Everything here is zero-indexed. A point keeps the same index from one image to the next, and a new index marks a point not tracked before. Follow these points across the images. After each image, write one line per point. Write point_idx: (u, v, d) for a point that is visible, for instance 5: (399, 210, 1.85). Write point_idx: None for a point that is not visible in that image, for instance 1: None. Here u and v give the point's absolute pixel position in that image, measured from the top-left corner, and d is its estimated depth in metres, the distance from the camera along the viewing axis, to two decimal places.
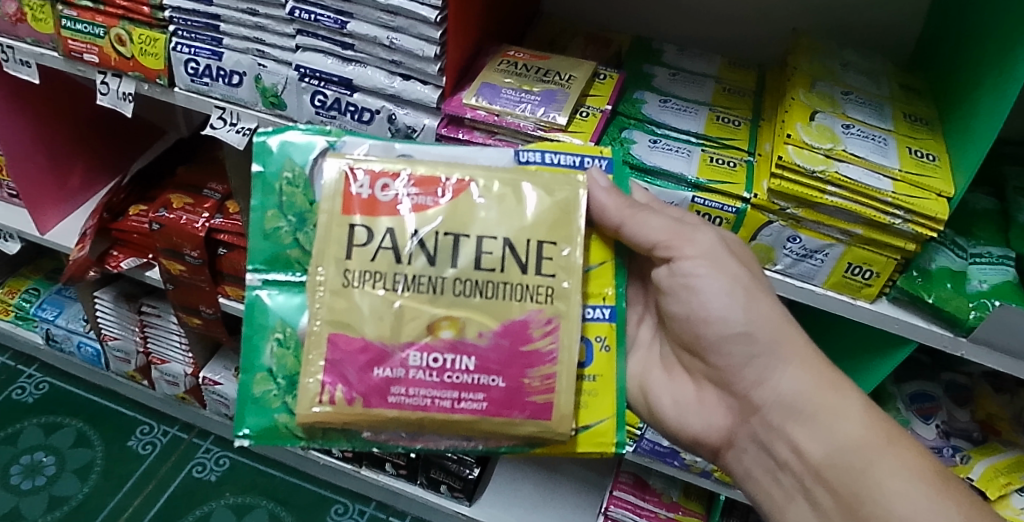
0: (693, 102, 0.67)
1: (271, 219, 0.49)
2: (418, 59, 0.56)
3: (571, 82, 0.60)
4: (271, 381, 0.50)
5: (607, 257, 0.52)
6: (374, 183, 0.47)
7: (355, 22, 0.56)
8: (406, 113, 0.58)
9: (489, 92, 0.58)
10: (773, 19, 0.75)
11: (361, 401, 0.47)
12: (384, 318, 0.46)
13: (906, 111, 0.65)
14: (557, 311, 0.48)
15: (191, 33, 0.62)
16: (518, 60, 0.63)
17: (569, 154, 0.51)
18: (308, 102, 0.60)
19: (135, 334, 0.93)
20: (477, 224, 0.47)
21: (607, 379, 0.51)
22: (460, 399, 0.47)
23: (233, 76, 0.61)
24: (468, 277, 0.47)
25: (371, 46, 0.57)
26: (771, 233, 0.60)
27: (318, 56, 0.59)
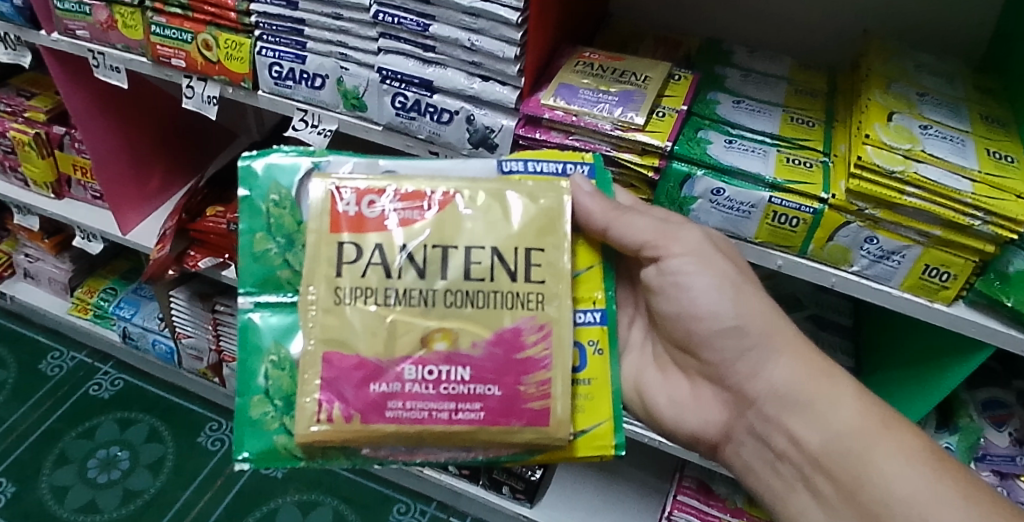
0: (765, 103, 0.67)
1: (259, 241, 0.51)
2: (498, 60, 0.57)
3: (647, 83, 0.61)
4: (268, 403, 0.50)
5: (594, 261, 0.52)
6: (360, 200, 0.48)
7: (437, 25, 0.58)
8: (484, 114, 0.60)
9: (566, 93, 0.59)
10: (842, 20, 0.75)
11: (358, 417, 0.47)
12: (376, 333, 0.47)
13: (983, 112, 0.64)
14: (549, 316, 0.48)
15: (275, 38, 0.64)
16: (593, 61, 0.64)
17: (552, 161, 0.52)
18: (389, 104, 0.62)
19: (208, 333, 0.95)
20: (464, 236, 0.48)
21: (602, 382, 0.51)
22: (457, 409, 0.47)
23: (316, 79, 0.64)
24: (458, 288, 0.47)
25: (451, 48, 0.59)
26: (848, 234, 0.60)
27: (399, 59, 0.61)
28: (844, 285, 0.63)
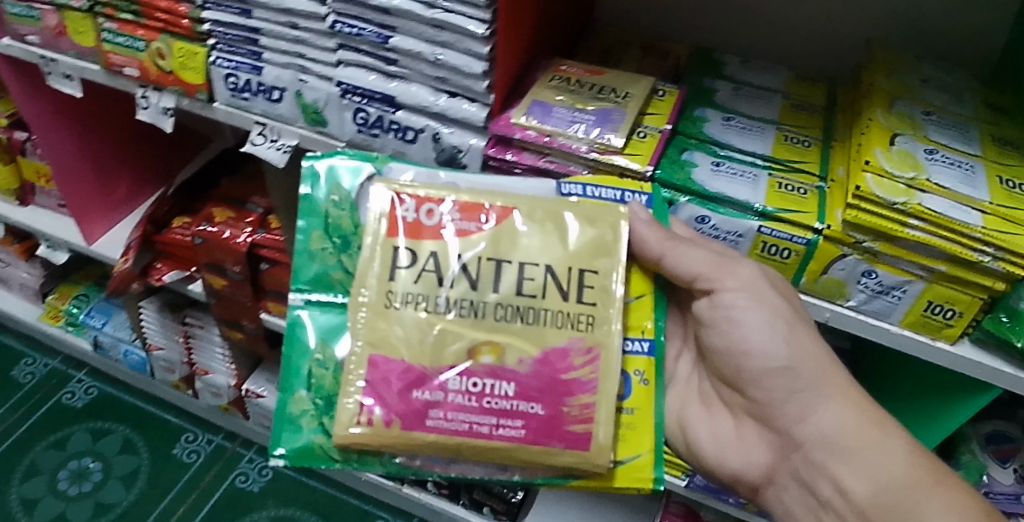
0: (758, 121, 0.62)
1: (315, 239, 0.48)
2: (462, 77, 0.53)
3: (628, 100, 0.57)
4: (309, 400, 0.47)
5: (646, 290, 0.49)
6: (420, 207, 0.46)
7: (398, 36, 0.54)
8: (451, 132, 0.56)
9: (539, 111, 0.55)
10: (846, 25, 0.69)
11: (399, 423, 0.45)
12: (422, 342, 0.45)
13: (991, 131, 0.59)
14: (597, 339, 0.45)
15: (230, 47, 0.62)
16: (569, 75, 0.60)
17: (610, 187, 0.49)
18: (350, 119, 0.59)
19: (178, 344, 0.97)
20: (519, 251, 0.46)
21: (647, 413, 0.48)
22: (498, 425, 0.45)
23: (274, 91, 0.61)
24: (509, 302, 0.45)
25: (415, 62, 0.55)
26: (844, 266, 0.55)
27: (360, 72, 0.58)
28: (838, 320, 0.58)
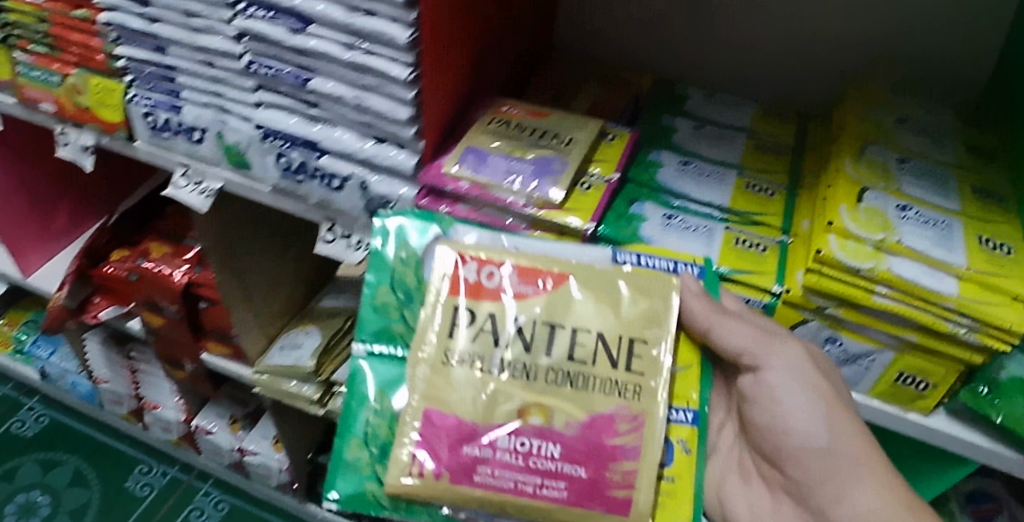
0: (714, 161, 0.88)
1: (382, 293, 0.70)
2: (389, 119, 0.74)
3: (570, 146, 0.78)
4: (365, 450, 0.69)
5: (692, 361, 0.70)
6: (481, 270, 0.66)
7: (318, 75, 0.75)
8: (373, 177, 0.79)
9: (469, 161, 0.75)
10: (826, 62, 0.98)
11: (447, 477, 0.64)
12: (478, 403, 0.64)
13: (972, 183, 0.79)
14: (642, 408, 0.64)
15: (150, 85, 0.88)
16: (508, 115, 0.82)
17: (665, 260, 0.71)
18: (271, 160, 0.84)
19: (124, 377, 1.37)
20: (573, 316, 0.66)
21: (684, 482, 0.67)
22: (542, 486, 0.63)
23: (193, 130, 0.88)
24: (560, 367, 0.64)
25: (328, 98, 0.76)
26: (808, 330, 0.75)
27: (280, 114, 0.81)
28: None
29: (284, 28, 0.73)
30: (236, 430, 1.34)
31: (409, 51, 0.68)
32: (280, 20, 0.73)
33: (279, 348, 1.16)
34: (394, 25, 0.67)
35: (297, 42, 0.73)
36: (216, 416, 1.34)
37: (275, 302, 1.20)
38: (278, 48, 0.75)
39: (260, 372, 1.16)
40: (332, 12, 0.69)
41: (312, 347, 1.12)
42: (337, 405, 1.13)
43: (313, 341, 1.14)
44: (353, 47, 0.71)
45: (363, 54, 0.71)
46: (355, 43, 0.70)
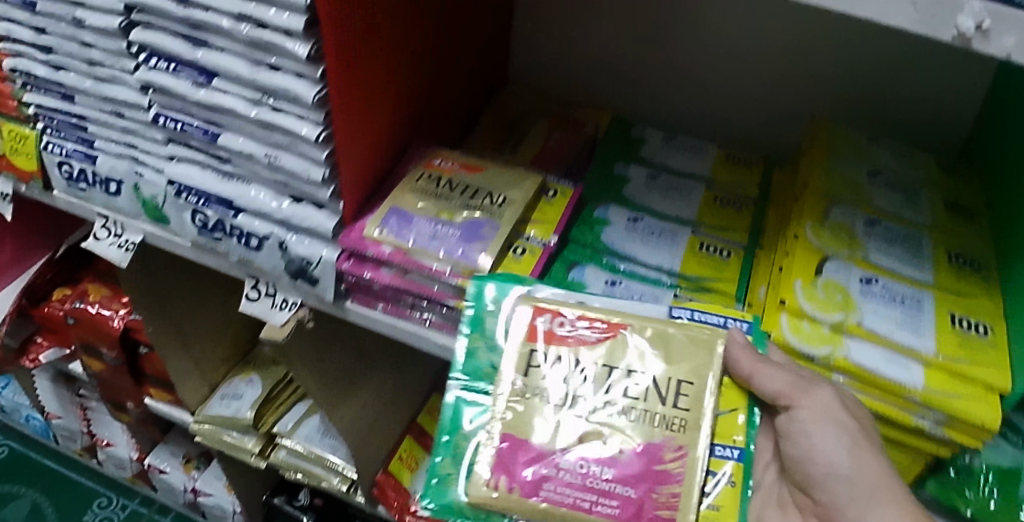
0: (670, 218, 0.88)
1: (473, 342, 0.69)
2: (304, 179, 0.76)
3: (503, 210, 0.80)
4: (455, 466, 0.67)
5: (737, 403, 0.66)
6: (552, 319, 0.67)
7: (228, 133, 0.76)
8: (293, 238, 0.81)
9: (393, 225, 0.78)
10: (794, 105, 0.97)
11: (519, 490, 0.63)
12: (547, 429, 0.64)
13: (949, 247, 0.81)
14: (687, 440, 0.63)
15: (62, 134, 0.85)
16: (441, 170, 0.83)
17: (714, 315, 0.68)
18: (190, 219, 0.83)
19: (75, 417, 1.22)
20: (626, 359, 0.65)
21: (728, 510, 0.63)
22: (598, 502, 0.62)
23: (109, 182, 0.84)
24: (618, 402, 0.64)
25: (244, 159, 0.78)
26: None
27: (195, 171, 0.81)
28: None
29: (187, 81, 0.74)
30: (190, 471, 1.22)
31: (317, 108, 0.71)
32: (183, 73, 0.74)
33: (220, 398, 1.08)
34: (302, 80, 0.70)
35: (202, 98, 0.74)
36: (171, 454, 1.23)
37: (219, 345, 1.10)
38: (182, 101, 0.76)
39: (200, 422, 1.07)
40: (234, 68, 0.71)
41: (254, 398, 1.06)
42: (280, 458, 1.07)
43: (254, 392, 1.08)
44: (260, 102, 0.73)
45: (270, 111, 0.73)
46: (263, 100, 0.73)
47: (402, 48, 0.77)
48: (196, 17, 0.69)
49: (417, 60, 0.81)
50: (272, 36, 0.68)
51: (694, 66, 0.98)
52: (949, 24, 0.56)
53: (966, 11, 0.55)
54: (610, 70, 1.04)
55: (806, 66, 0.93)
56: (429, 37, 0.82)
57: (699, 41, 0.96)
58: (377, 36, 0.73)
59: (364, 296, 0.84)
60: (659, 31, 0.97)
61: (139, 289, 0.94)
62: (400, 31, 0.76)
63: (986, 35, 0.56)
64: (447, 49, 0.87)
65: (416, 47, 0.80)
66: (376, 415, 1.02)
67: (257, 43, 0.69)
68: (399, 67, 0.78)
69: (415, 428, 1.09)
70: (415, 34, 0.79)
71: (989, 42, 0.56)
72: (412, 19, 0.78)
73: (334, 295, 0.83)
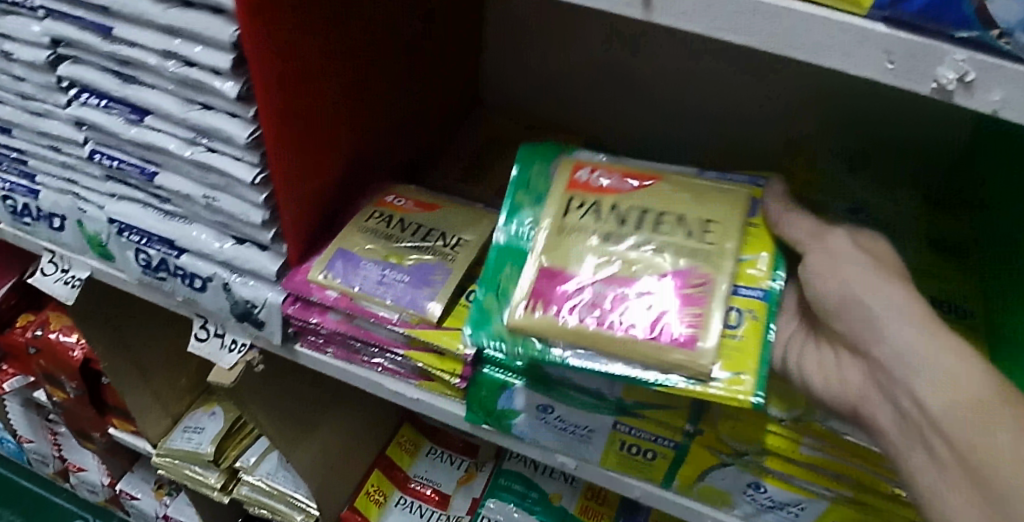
0: None
1: (520, 198, 0.67)
2: (244, 222, 0.72)
3: (457, 253, 0.75)
4: (497, 299, 0.65)
5: (766, 247, 0.63)
6: (593, 172, 0.66)
7: (164, 172, 0.72)
8: (238, 279, 0.77)
9: (337, 268, 0.74)
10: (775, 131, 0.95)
11: (547, 303, 0.60)
12: (567, 235, 0.63)
13: (931, 291, 0.78)
14: (712, 271, 0.60)
15: (7, 169, 0.82)
16: (395, 209, 0.79)
17: (741, 176, 0.67)
18: (133, 257, 0.79)
19: (47, 441, 1.20)
20: (667, 200, 0.64)
21: (749, 342, 0.59)
22: (628, 328, 0.58)
23: (52, 218, 0.81)
24: (650, 232, 0.62)
25: (183, 199, 0.74)
26: (724, 476, 0.75)
27: (135, 209, 0.77)
28: (582, 470, 0.80)
29: (120, 118, 0.70)
30: (161, 497, 1.17)
31: (252, 148, 0.67)
32: (116, 110, 0.70)
33: (182, 430, 1.06)
34: (235, 120, 0.66)
35: (134, 136, 0.70)
36: (142, 480, 1.19)
37: (184, 374, 1.08)
38: (117, 139, 0.72)
39: (162, 455, 1.05)
40: (165, 106, 0.67)
41: (214, 433, 1.04)
42: (241, 494, 1.04)
43: (215, 426, 1.05)
44: (194, 142, 0.69)
45: (205, 151, 0.69)
46: (196, 140, 0.68)
47: (351, 90, 0.73)
48: (122, 53, 0.65)
49: (371, 99, 0.77)
50: (200, 75, 0.64)
51: (676, 91, 0.97)
52: (927, 76, 0.48)
53: (947, 63, 0.47)
54: (585, 97, 1.03)
55: (788, 92, 0.92)
56: (383, 74, 0.78)
57: (680, 68, 0.95)
58: (319, 82, 0.69)
59: (312, 340, 0.80)
60: (638, 57, 0.95)
61: (98, 320, 0.91)
62: (348, 74, 0.72)
63: (971, 88, 0.48)
64: (407, 83, 0.83)
65: (369, 86, 0.76)
66: (337, 454, 1.01)
67: (186, 82, 0.65)
68: (350, 109, 0.74)
69: (382, 462, 1.12)
70: (365, 74, 0.75)
71: (974, 96, 0.48)
72: (362, 60, 0.74)
73: (282, 337, 0.80)
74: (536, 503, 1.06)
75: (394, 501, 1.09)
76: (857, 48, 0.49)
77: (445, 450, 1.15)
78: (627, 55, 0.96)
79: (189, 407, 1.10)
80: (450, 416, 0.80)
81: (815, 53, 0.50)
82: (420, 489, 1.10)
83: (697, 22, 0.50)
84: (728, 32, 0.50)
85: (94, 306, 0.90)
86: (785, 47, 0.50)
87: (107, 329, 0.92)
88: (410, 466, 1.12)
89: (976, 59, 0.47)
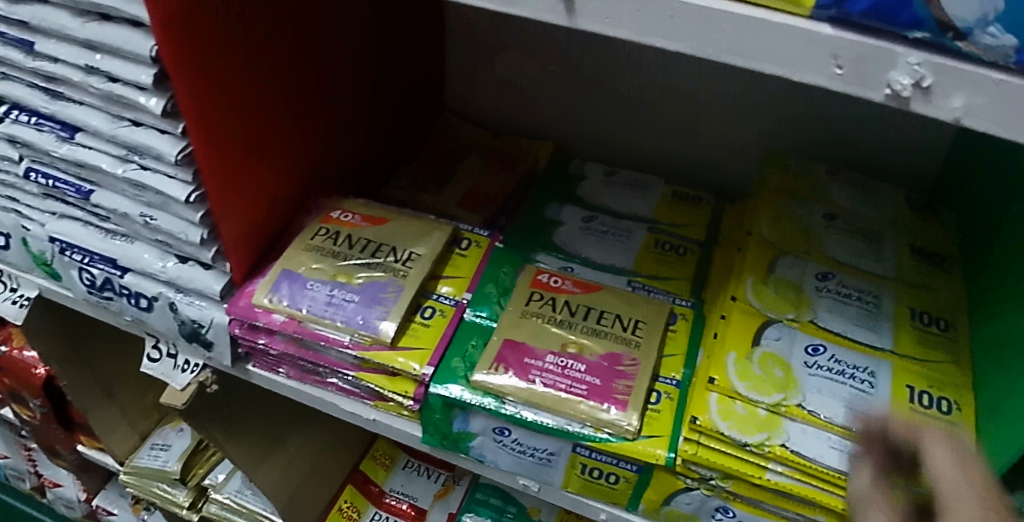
0: (606, 265, 0.83)
1: (488, 286, 0.77)
2: (182, 240, 0.69)
3: (409, 270, 0.74)
4: (461, 361, 0.71)
5: (687, 310, 0.78)
6: (556, 278, 0.78)
7: (100, 190, 0.70)
8: (183, 298, 0.74)
9: (282, 291, 0.71)
10: (751, 140, 0.93)
11: (513, 371, 0.69)
12: (537, 334, 0.72)
13: (912, 304, 0.76)
14: (641, 354, 0.72)
15: None
16: (341, 224, 0.78)
17: (664, 290, 0.80)
18: (78, 277, 0.76)
19: (20, 457, 1.19)
20: (606, 291, 0.78)
21: (669, 411, 0.69)
22: (571, 385, 0.68)
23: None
24: (593, 326, 0.73)
25: (121, 217, 0.71)
26: (693, 499, 0.71)
27: (76, 228, 0.74)
28: (545, 492, 0.78)
29: (51, 135, 0.68)
30: (138, 513, 1.14)
31: (183, 166, 0.63)
32: (47, 127, 0.68)
33: (148, 448, 1.05)
34: (165, 136, 0.63)
35: (65, 154, 0.67)
36: (119, 495, 1.17)
37: (151, 389, 1.07)
38: (50, 156, 0.70)
39: (129, 473, 1.04)
40: (93, 122, 0.64)
41: (181, 450, 1.03)
42: (211, 512, 1.01)
43: (183, 442, 1.05)
44: (126, 159, 0.66)
45: (138, 168, 0.66)
46: (128, 157, 0.66)
47: (291, 108, 0.71)
48: (46, 69, 0.63)
49: (314, 114, 0.75)
50: (123, 91, 0.61)
51: (650, 99, 0.94)
52: (880, 82, 0.43)
53: (900, 66, 0.42)
54: (557, 102, 1.00)
55: (764, 94, 0.89)
56: (326, 88, 0.76)
57: (653, 73, 0.92)
58: (266, 102, 0.67)
59: (263, 360, 0.77)
60: (610, 63, 0.93)
61: (58, 335, 0.89)
62: (287, 93, 0.70)
63: (929, 94, 0.42)
64: (352, 94, 0.81)
65: (311, 101, 0.74)
66: (305, 472, 0.98)
67: (112, 97, 0.62)
68: (291, 127, 0.72)
69: (356, 477, 1.08)
70: (306, 90, 0.73)
71: (932, 102, 0.42)
72: (303, 76, 0.71)
73: (231, 358, 0.77)
74: (514, 519, 1.01)
75: (369, 517, 1.05)
76: (800, 52, 0.43)
77: (422, 463, 1.11)
78: (598, 61, 0.93)
79: (157, 424, 1.08)
80: (407, 437, 0.77)
81: (753, 59, 0.44)
82: (396, 503, 1.07)
83: (624, 27, 0.45)
84: (658, 36, 0.45)
85: (51, 324, 0.88)
86: (721, 52, 0.45)
87: (65, 348, 0.90)
88: (386, 480, 1.09)
89: (932, 62, 0.41)
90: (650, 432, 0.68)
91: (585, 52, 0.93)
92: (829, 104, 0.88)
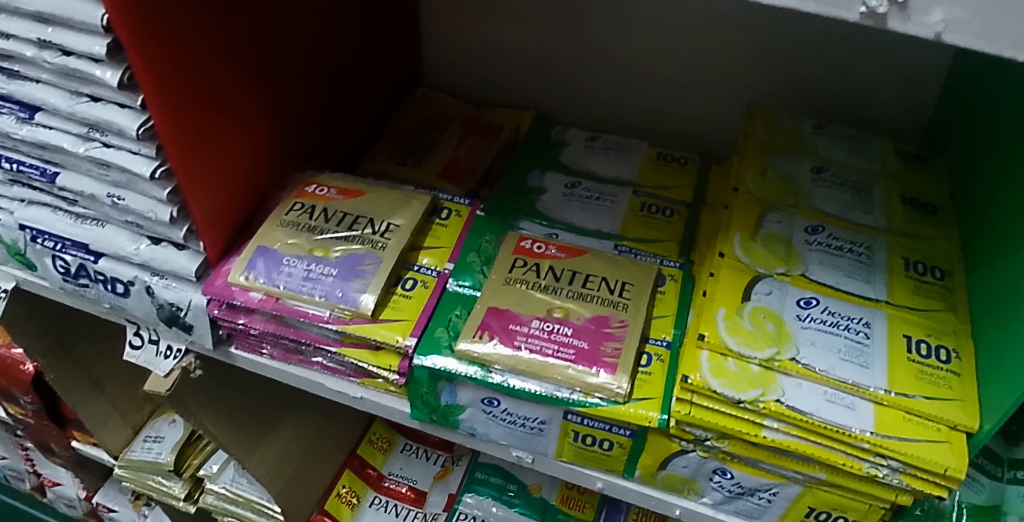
0: (591, 230, 0.81)
1: (471, 256, 0.76)
2: (152, 220, 0.67)
3: (388, 241, 0.72)
4: (445, 331, 0.69)
5: (675, 271, 0.76)
6: (540, 244, 0.76)
7: (67, 173, 0.68)
8: (160, 282, 0.72)
9: (259, 268, 0.70)
10: (734, 97, 0.91)
11: (497, 338, 0.67)
12: (522, 301, 0.70)
13: (906, 253, 0.74)
14: (629, 316, 0.70)
15: None
16: (316, 199, 0.76)
17: (650, 252, 0.78)
18: (52, 265, 0.74)
19: (19, 456, 1.19)
20: (593, 255, 0.76)
21: (661, 372, 0.68)
22: (558, 349, 0.66)
23: None
24: (578, 290, 0.71)
25: (90, 200, 0.70)
26: (688, 461, 0.69)
27: (47, 215, 0.73)
28: (539, 464, 0.76)
29: (13, 117, 0.67)
30: (139, 508, 1.13)
31: (147, 140, 0.62)
32: (7, 109, 0.67)
33: (142, 441, 1.04)
34: (125, 111, 0.61)
35: (26, 135, 0.66)
36: (119, 492, 1.15)
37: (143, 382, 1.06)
38: (12, 139, 0.68)
39: (123, 467, 1.04)
40: (50, 99, 0.63)
41: (173, 441, 1.02)
42: (208, 503, 1.01)
43: (175, 434, 1.04)
44: (88, 138, 0.65)
45: (101, 146, 0.65)
46: (90, 135, 0.64)
47: (254, 79, 0.69)
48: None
49: (278, 87, 0.74)
50: (78, 64, 0.59)
51: (630, 59, 0.92)
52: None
53: None
54: (537, 70, 0.98)
55: (744, 49, 0.87)
56: (288, 56, 0.74)
57: (632, 33, 0.90)
58: (228, 74, 0.65)
59: (246, 342, 0.76)
60: (587, 26, 0.91)
61: (40, 327, 0.88)
62: (249, 64, 0.68)
63: (906, 9, 0.40)
64: (317, 66, 0.79)
65: (273, 71, 0.72)
66: (299, 458, 0.96)
67: (67, 72, 0.61)
68: (255, 98, 0.70)
69: (354, 462, 1.06)
70: (269, 63, 0.71)
71: (910, 19, 0.40)
72: (264, 47, 0.69)
73: (213, 341, 0.76)
74: (515, 497, 0.99)
75: (369, 501, 1.03)
76: None
77: (420, 446, 1.09)
78: (575, 23, 0.91)
79: (150, 416, 1.08)
80: (396, 414, 0.75)
81: None
82: (396, 486, 1.05)
83: None
84: None
85: (32, 318, 0.87)
86: None
87: (48, 341, 0.89)
88: (384, 464, 1.07)
89: None
90: (641, 394, 0.66)
91: (560, 16, 0.91)
92: (812, 55, 0.85)
